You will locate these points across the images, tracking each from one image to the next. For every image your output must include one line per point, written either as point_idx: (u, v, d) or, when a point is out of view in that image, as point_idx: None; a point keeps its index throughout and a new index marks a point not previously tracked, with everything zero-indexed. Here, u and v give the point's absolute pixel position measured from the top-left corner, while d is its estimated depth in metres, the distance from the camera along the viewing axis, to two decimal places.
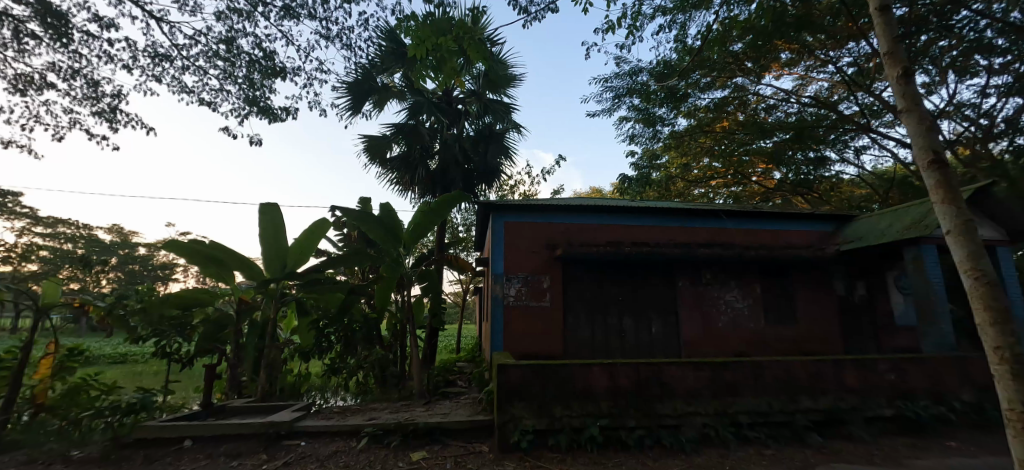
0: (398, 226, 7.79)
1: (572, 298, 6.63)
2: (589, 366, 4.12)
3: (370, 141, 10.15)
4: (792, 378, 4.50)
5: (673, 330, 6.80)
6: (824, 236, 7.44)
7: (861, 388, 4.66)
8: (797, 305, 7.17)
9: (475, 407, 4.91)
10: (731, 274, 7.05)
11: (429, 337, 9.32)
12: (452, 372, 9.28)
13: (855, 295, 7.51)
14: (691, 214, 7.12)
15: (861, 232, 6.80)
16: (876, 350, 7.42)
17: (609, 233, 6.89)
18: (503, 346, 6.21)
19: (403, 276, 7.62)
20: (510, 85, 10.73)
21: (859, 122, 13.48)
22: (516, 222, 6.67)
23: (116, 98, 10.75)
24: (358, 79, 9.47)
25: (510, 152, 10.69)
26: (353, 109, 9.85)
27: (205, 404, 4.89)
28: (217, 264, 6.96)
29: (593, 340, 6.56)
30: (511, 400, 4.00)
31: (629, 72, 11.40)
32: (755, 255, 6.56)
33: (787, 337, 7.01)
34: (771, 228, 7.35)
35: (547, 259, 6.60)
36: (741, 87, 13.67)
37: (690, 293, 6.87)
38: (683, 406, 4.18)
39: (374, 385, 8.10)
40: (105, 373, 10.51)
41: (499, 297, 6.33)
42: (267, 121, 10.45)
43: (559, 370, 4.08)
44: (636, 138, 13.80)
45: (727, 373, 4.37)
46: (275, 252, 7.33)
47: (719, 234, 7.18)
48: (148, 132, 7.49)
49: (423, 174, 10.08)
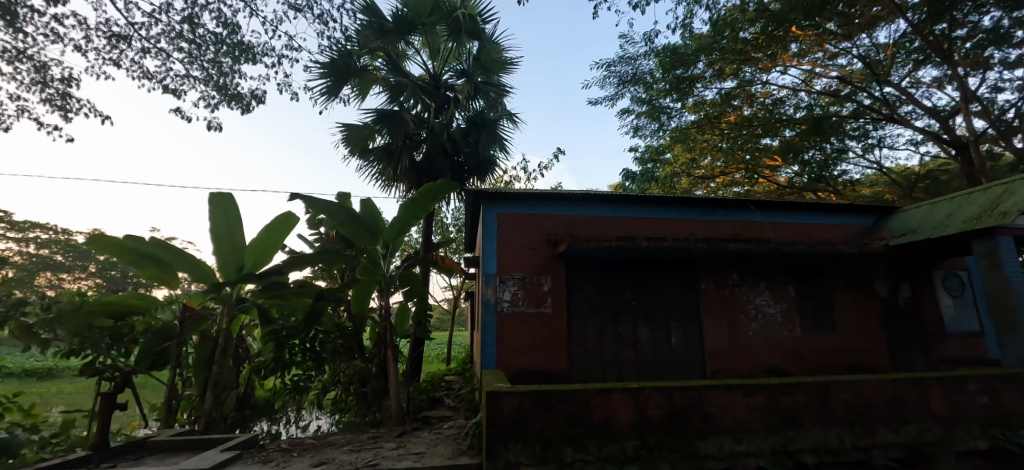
0: (379, 223, 6.74)
1: (577, 304, 5.62)
2: (610, 393, 3.11)
3: (349, 129, 9.07)
4: (864, 403, 3.52)
5: (696, 340, 5.77)
6: (863, 232, 6.51)
7: (947, 414, 3.67)
8: (835, 310, 6.20)
9: (459, 443, 3.88)
10: (761, 273, 6.08)
11: (415, 348, 8.27)
12: (439, 388, 8.22)
13: (900, 298, 6.56)
14: (714, 205, 6.16)
15: (912, 224, 5.87)
16: (926, 363, 6.44)
17: (619, 226, 5.90)
18: (496, 361, 5.17)
19: (383, 279, 6.58)
20: (504, 70, 9.79)
21: (875, 115, 12.69)
22: (510, 213, 5.67)
23: (67, 83, 9.67)
24: (335, 60, 8.42)
25: (503, 142, 9.65)
26: (330, 94, 8.81)
27: (97, 446, 3.77)
28: (157, 265, 5.87)
29: (603, 353, 5.53)
30: (504, 440, 2.97)
31: (631, 58, 10.45)
32: (791, 251, 5.58)
33: (827, 349, 6.02)
34: (805, 221, 6.39)
35: (547, 256, 5.60)
36: (746, 80, 12.93)
37: (714, 296, 5.88)
38: (734, 444, 3.17)
39: (350, 404, 7.07)
40: (53, 389, 9.35)
41: (491, 303, 5.31)
42: (237, 109, 9.46)
43: (569, 399, 3.07)
44: (640, 130, 12.90)
45: (787, 399, 3.37)
46: (232, 251, 6.21)
47: (746, 229, 6.18)
48: (105, 122, 6.59)
49: (406, 165, 8.97)
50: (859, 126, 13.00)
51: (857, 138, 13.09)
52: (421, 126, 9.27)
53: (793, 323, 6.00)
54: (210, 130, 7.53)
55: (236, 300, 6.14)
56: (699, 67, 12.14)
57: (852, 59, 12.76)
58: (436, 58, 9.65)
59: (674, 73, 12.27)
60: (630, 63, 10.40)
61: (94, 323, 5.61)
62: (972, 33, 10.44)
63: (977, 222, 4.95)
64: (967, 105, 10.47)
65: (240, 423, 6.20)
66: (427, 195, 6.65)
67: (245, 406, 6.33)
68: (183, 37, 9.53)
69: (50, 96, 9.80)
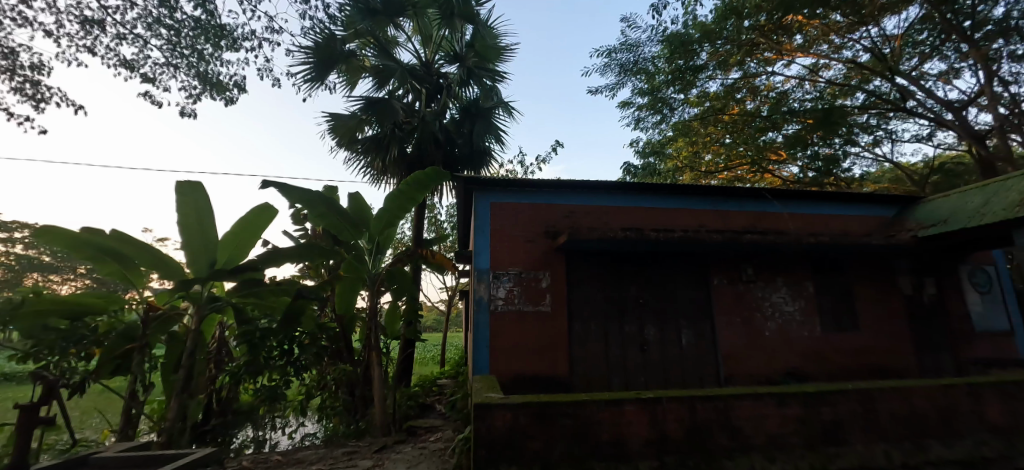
0: (365, 215, 6.22)
1: (578, 302, 5.13)
2: (621, 405, 2.63)
3: (337, 120, 8.47)
4: (913, 414, 3.05)
5: (708, 341, 5.29)
6: (885, 224, 6.05)
7: (1005, 426, 3.20)
8: (858, 308, 5.74)
9: (446, 462, 3.36)
10: (777, 268, 5.60)
11: (406, 349, 7.79)
12: (431, 393, 7.72)
13: (926, 295, 6.09)
14: (726, 194, 5.68)
15: (942, 214, 5.41)
16: (955, 364, 5.96)
17: (624, 217, 5.41)
18: (490, 365, 4.68)
19: (368, 276, 6.03)
20: (501, 59, 9.27)
21: (883, 108, 12.19)
22: (505, 203, 5.18)
23: (37, 71, 9.09)
24: (319, 43, 7.81)
25: (499, 132, 9.12)
26: (316, 80, 8.22)
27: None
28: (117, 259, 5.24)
29: (607, 356, 5.04)
30: (496, 463, 2.46)
31: (632, 45, 9.95)
32: (813, 243, 5.11)
33: (850, 350, 5.55)
34: (825, 212, 5.91)
35: (545, 250, 5.10)
36: (750, 73, 12.51)
37: (727, 293, 5.40)
38: (768, 464, 2.68)
39: (333, 411, 6.56)
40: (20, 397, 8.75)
41: (484, 301, 4.81)
42: (220, 99, 8.92)
43: (573, 412, 2.58)
44: (641, 123, 12.40)
45: (826, 409, 2.91)
46: (202, 244, 5.56)
47: (762, 220, 5.71)
48: (79, 112, 5.56)
49: (395, 156, 8.43)
50: (868, 119, 12.53)
51: (866, 131, 12.61)
52: (412, 115, 8.75)
53: (812, 322, 5.53)
54: (183, 117, 7.03)
55: (208, 299, 5.47)
56: (702, 57, 11.65)
57: (858, 51, 12.31)
58: (428, 45, 9.17)
59: (676, 63, 11.82)
60: (630, 51, 9.92)
61: (48, 324, 5.09)
62: (980, 23, 9.89)
63: (1020, 209, 4.50)
64: (990, 90, 9.90)
65: (214, 432, 5.64)
66: (418, 185, 6.04)
67: (220, 414, 5.78)
68: (160, 22, 8.97)
69: (19, 84, 9.21)
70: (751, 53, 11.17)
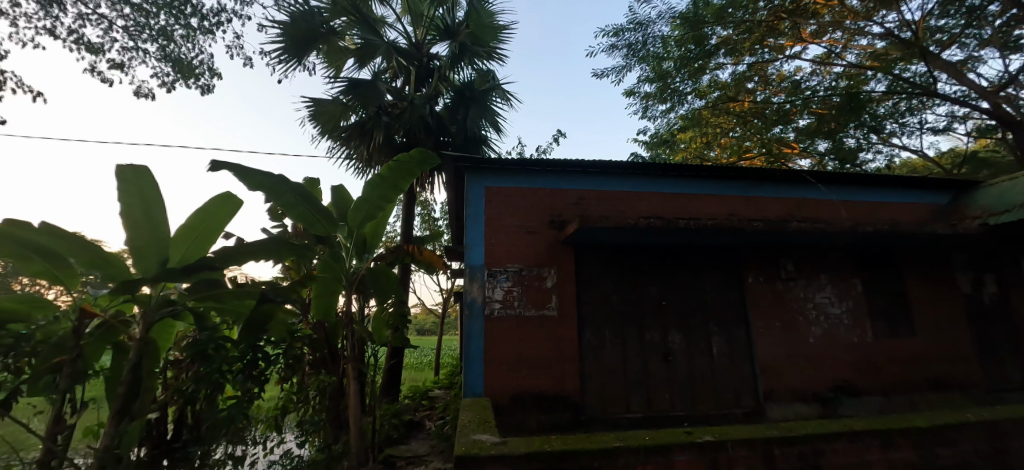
0: (343, 207, 5.27)
1: (589, 305, 4.32)
2: (668, 453, 1.84)
3: (317, 105, 7.57)
4: None
5: (743, 349, 4.48)
6: (938, 212, 5.30)
7: None
8: (913, 310, 4.94)
9: None
10: (820, 263, 4.81)
11: (393, 358, 6.99)
12: (421, 407, 6.87)
13: (986, 294, 5.28)
14: (758, 178, 4.89)
15: (1017, 198, 4.61)
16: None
17: (642, 205, 4.60)
18: (485, 383, 3.88)
19: (347, 277, 4.84)
20: (500, 39, 8.44)
21: (907, 93, 10.96)
22: (500, 187, 4.37)
23: None
24: (294, 18, 7.03)
25: (495, 118, 8.25)
26: (294, 61, 7.43)
27: None
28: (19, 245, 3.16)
29: (625, 370, 4.23)
30: None
31: (639, 26, 9.08)
32: (868, 232, 4.30)
33: (906, 359, 4.75)
34: (873, 200, 5.12)
35: (550, 242, 4.30)
36: (762, 59, 11.43)
37: (764, 294, 4.60)
38: None
39: (325, 427, 5.00)
40: None
41: (478, 305, 4.00)
42: (193, 85, 8.12)
43: (601, 466, 1.78)
44: (648, 111, 11.57)
45: (945, 452, 2.11)
46: (153, 237, 3.58)
47: (802, 208, 4.91)
48: (35, 99, 5.10)
49: (380, 143, 7.62)
50: (890, 108, 11.68)
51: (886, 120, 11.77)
52: (400, 99, 7.94)
53: (862, 326, 4.73)
54: (144, 99, 6.28)
55: (161, 304, 3.74)
56: (711, 43, 10.81)
57: (876, 37, 11.48)
58: (419, 25, 8.41)
59: (685, 48, 11.13)
60: (638, 30, 9.14)
61: None
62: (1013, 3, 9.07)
63: None
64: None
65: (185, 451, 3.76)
66: (401, 169, 5.05)
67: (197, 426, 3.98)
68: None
69: None
70: (764, 40, 10.32)
